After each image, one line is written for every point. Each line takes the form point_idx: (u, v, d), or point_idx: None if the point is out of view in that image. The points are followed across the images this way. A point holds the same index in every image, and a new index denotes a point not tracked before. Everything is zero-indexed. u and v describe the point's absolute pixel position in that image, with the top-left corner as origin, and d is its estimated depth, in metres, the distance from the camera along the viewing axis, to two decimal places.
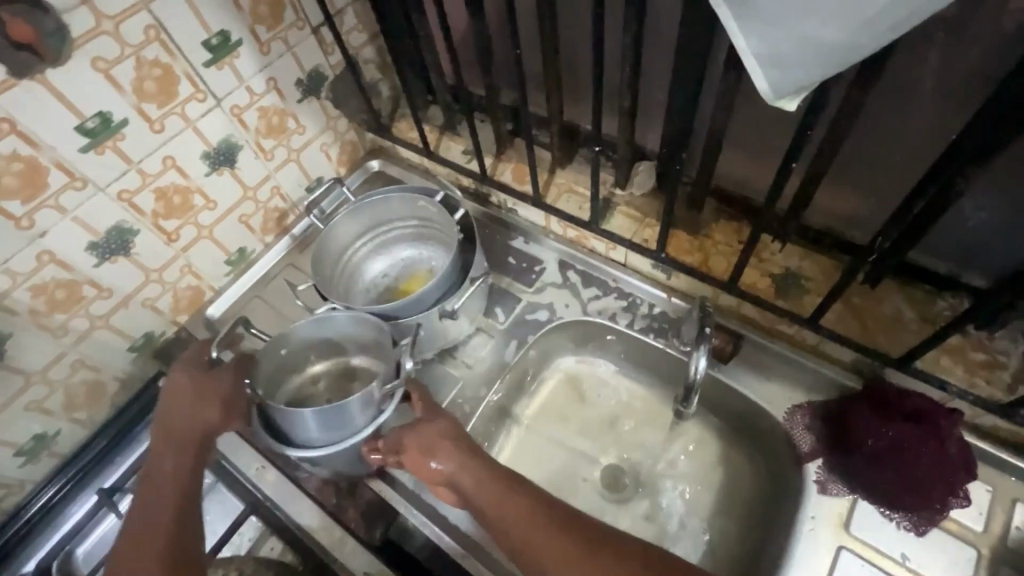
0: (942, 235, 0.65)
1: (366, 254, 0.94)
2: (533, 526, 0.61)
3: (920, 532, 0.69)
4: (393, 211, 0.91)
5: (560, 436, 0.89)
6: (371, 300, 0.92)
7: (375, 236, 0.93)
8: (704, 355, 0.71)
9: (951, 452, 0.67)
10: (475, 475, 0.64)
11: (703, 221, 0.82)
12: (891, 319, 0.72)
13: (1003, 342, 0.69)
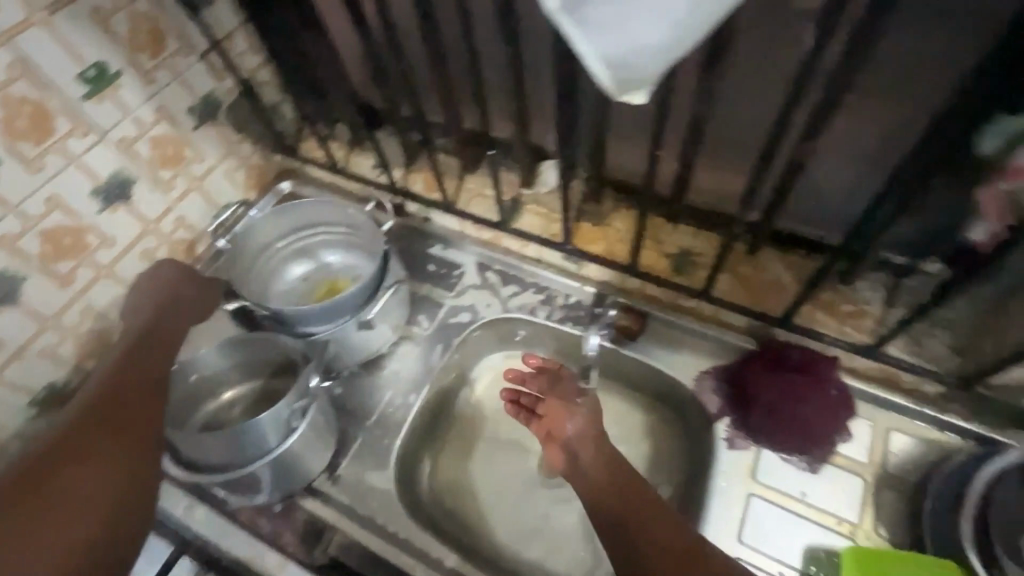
0: (805, 202, 0.69)
1: (289, 255, 0.91)
2: (618, 481, 0.58)
3: (815, 469, 0.71)
4: (321, 216, 0.88)
5: (493, 433, 0.85)
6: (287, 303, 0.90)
7: (300, 239, 0.91)
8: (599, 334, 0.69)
9: (832, 393, 0.71)
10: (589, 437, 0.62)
11: (603, 212, 0.87)
12: (773, 282, 0.77)
13: (869, 292, 0.73)
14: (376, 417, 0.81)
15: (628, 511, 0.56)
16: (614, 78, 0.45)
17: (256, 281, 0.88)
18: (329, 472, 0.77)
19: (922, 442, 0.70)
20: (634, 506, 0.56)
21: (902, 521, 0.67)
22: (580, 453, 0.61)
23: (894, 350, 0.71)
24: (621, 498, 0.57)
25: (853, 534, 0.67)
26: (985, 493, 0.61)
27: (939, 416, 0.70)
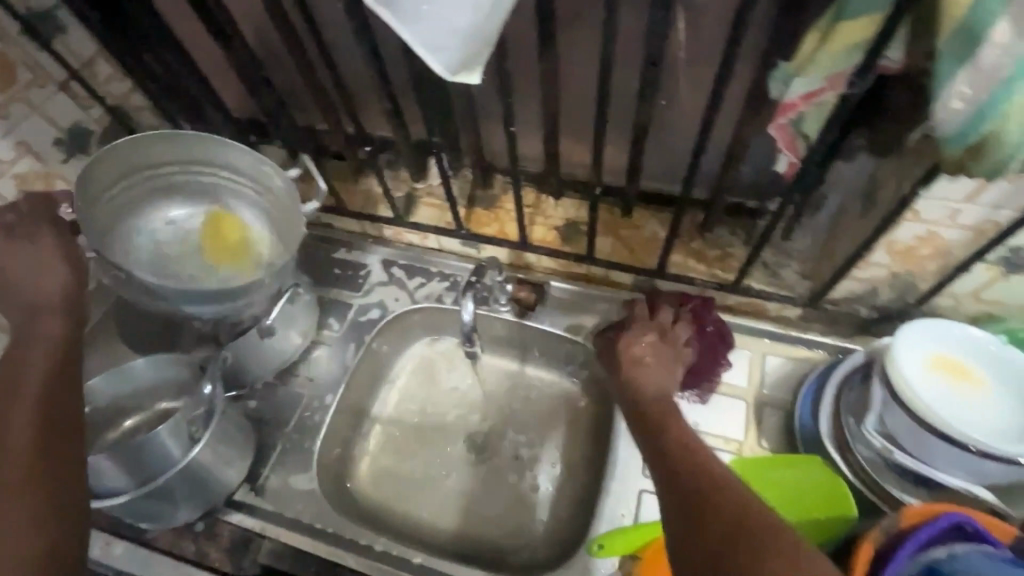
0: (654, 160, 0.79)
1: (190, 192, 0.77)
2: (671, 438, 0.60)
3: (704, 400, 0.78)
4: (239, 164, 0.75)
5: (416, 421, 0.87)
6: (155, 238, 0.75)
7: (211, 180, 0.77)
8: (468, 306, 0.76)
9: (708, 328, 0.77)
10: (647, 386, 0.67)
11: (493, 195, 0.91)
12: (649, 239, 0.84)
13: (731, 236, 0.81)
14: (293, 423, 0.81)
15: (675, 465, 0.56)
16: (442, 63, 0.49)
17: (141, 201, 0.75)
18: (251, 483, 0.77)
19: (792, 360, 0.79)
20: (688, 462, 0.56)
21: (781, 432, 0.75)
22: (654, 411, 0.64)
23: (755, 283, 0.80)
24: (670, 453, 0.58)
25: (740, 449, 0.75)
26: (836, 391, 0.70)
27: (801, 337, 0.80)
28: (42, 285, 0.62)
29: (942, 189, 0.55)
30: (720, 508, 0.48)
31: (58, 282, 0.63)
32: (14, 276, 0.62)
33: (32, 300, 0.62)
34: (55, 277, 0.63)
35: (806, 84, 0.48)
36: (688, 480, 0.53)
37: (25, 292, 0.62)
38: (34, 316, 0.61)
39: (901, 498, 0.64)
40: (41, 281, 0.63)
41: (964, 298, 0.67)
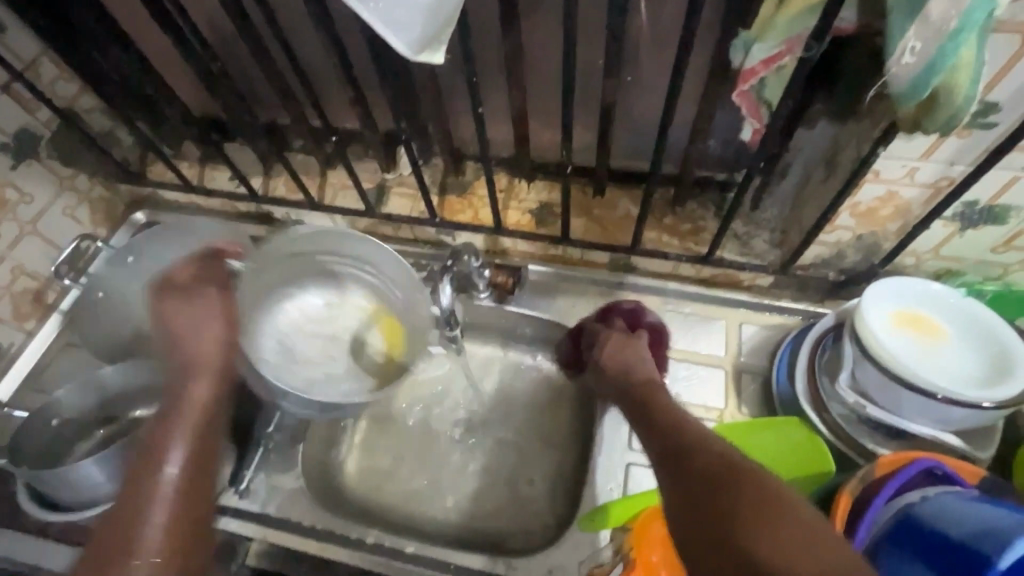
0: (623, 137, 0.81)
1: (341, 272, 0.83)
2: (659, 407, 0.61)
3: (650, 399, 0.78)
4: (402, 287, 0.80)
5: (401, 413, 0.87)
6: (292, 318, 0.81)
7: (359, 268, 0.82)
8: (448, 283, 0.75)
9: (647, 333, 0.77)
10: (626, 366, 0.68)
11: (465, 182, 0.90)
12: (622, 217, 0.85)
13: (700, 209, 0.83)
14: (275, 423, 0.78)
15: (665, 430, 0.57)
16: (406, 41, 0.49)
17: (285, 275, 0.81)
18: (234, 487, 0.75)
19: (766, 327, 0.81)
20: (674, 425, 0.57)
21: (760, 397, 0.77)
22: (627, 384, 0.66)
23: (728, 255, 0.81)
24: (660, 420, 0.59)
25: (720, 417, 0.76)
26: (810, 353, 0.72)
27: (775, 304, 0.82)
28: (200, 340, 0.64)
29: (898, 148, 0.56)
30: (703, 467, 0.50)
31: (215, 337, 0.65)
32: (182, 330, 0.64)
33: (193, 356, 0.63)
34: (208, 325, 0.65)
35: (766, 48, 0.49)
36: (675, 444, 0.54)
37: (182, 349, 0.64)
38: (189, 372, 0.63)
39: (877, 451, 0.66)
40: (201, 337, 0.64)
41: (925, 255, 0.69)
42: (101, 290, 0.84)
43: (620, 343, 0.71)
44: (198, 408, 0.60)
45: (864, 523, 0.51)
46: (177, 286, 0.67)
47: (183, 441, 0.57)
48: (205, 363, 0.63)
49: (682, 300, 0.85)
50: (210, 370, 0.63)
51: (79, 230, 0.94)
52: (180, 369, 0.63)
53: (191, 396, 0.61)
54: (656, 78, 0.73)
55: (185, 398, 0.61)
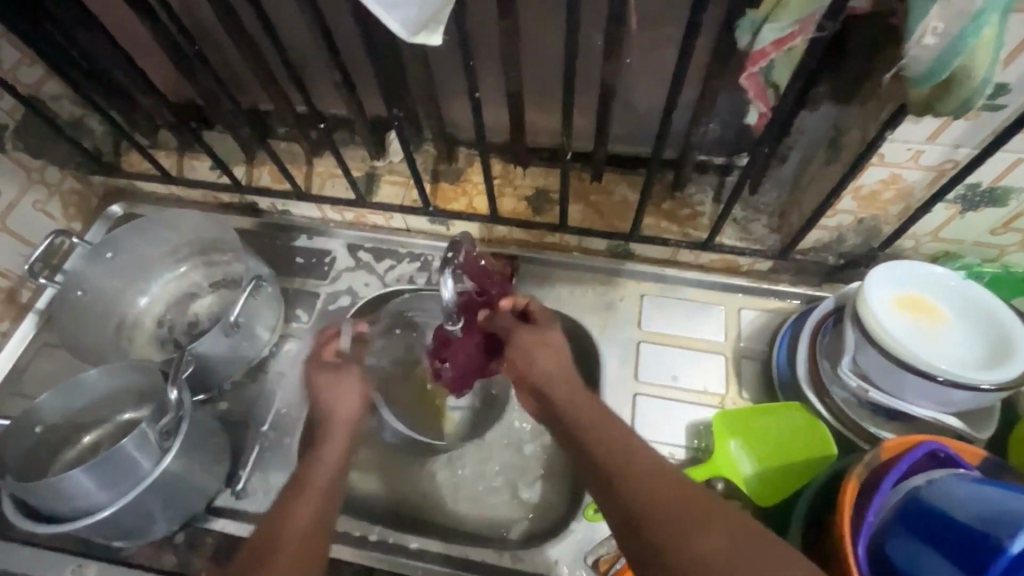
0: (621, 122, 0.79)
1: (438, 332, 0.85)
2: (587, 426, 0.56)
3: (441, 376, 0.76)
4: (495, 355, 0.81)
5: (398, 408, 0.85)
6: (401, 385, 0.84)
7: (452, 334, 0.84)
8: (450, 278, 0.67)
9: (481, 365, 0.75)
10: (547, 362, 0.65)
11: (458, 169, 0.88)
12: (619, 203, 0.84)
13: (699, 194, 0.82)
14: (270, 421, 0.78)
15: (602, 458, 0.52)
16: (402, 21, 0.46)
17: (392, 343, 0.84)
18: (231, 488, 0.73)
19: (765, 312, 0.81)
20: (612, 451, 0.52)
21: (760, 381, 0.77)
22: (546, 387, 0.63)
23: (727, 240, 0.79)
24: (594, 442, 0.54)
25: (721, 403, 0.76)
26: (811, 338, 0.72)
27: (773, 289, 0.81)
28: (341, 401, 0.70)
29: (905, 130, 0.56)
30: (663, 503, 0.45)
31: (355, 402, 0.70)
32: (328, 392, 0.70)
33: (331, 422, 0.69)
34: (350, 391, 0.70)
35: (777, 29, 0.47)
36: (620, 476, 0.49)
37: (323, 404, 0.70)
38: (326, 426, 0.68)
39: (879, 435, 0.66)
40: (338, 397, 0.70)
41: (924, 238, 0.69)
42: (80, 288, 0.80)
43: (553, 351, 0.66)
44: (335, 454, 0.66)
45: (872, 506, 0.52)
46: (327, 362, 0.73)
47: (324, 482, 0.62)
48: (342, 426, 0.68)
49: (680, 285, 0.84)
50: (341, 426, 0.68)
51: (52, 225, 0.90)
52: (323, 421, 0.69)
53: (331, 447, 0.66)
54: (656, 59, 0.71)
55: (325, 448, 0.66)
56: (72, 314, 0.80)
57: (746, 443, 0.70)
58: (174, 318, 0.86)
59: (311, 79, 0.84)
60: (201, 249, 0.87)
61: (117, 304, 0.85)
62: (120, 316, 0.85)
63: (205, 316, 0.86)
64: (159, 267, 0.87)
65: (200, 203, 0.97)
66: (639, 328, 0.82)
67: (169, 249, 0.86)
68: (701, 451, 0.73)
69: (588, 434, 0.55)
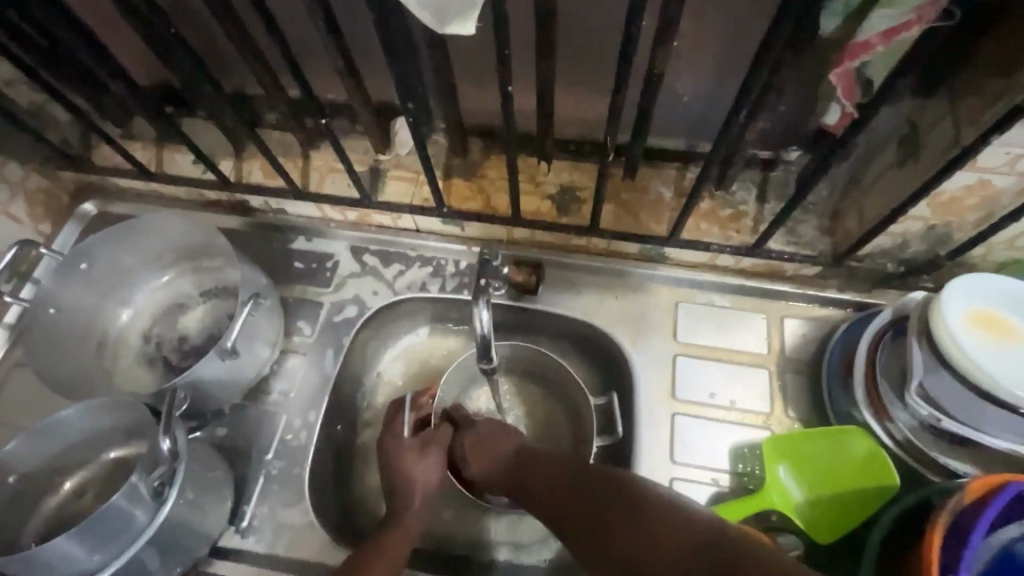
0: (662, 113, 0.71)
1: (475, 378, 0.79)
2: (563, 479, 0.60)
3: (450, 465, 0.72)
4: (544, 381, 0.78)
5: None
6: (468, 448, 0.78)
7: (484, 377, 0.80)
8: (485, 307, 0.65)
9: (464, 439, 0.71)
10: (495, 460, 0.67)
11: (473, 163, 0.79)
12: (655, 202, 0.76)
13: (742, 192, 0.74)
14: (274, 449, 0.71)
15: (585, 516, 0.55)
16: (433, 13, 0.39)
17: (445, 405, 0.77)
18: (235, 526, 0.67)
19: (813, 322, 0.74)
20: (599, 509, 0.55)
21: (807, 397, 0.71)
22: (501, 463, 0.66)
23: (774, 244, 0.72)
24: (578, 488, 0.58)
25: (768, 423, 0.70)
26: (869, 355, 0.65)
27: (820, 295, 0.74)
28: (421, 474, 0.67)
29: (1008, 133, 0.49)
30: (635, 541, 0.50)
31: (435, 472, 0.68)
32: (409, 471, 0.67)
33: (410, 494, 0.66)
34: (428, 466, 0.68)
35: (890, 17, 0.43)
36: (602, 533, 0.52)
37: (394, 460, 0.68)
38: (406, 497, 0.66)
39: (949, 466, 0.61)
40: (419, 464, 0.68)
41: (998, 246, 0.63)
42: (53, 305, 0.71)
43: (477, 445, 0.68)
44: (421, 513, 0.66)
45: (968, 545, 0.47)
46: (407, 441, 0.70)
47: (410, 527, 0.64)
48: (421, 499, 0.66)
49: (718, 292, 0.77)
50: (424, 494, 0.67)
51: (17, 228, 0.80)
52: (401, 490, 0.67)
53: (406, 514, 0.65)
54: (706, 42, 0.62)
55: (406, 513, 0.65)
56: (44, 337, 0.71)
57: (796, 469, 0.65)
58: (162, 333, 0.78)
59: (309, 61, 0.74)
60: (188, 256, 0.78)
61: (95, 319, 0.76)
62: (100, 333, 0.76)
63: (195, 330, 0.77)
64: (139, 275, 0.78)
65: (182, 201, 0.86)
66: (676, 340, 0.75)
67: (152, 256, 0.77)
68: (746, 476, 0.68)
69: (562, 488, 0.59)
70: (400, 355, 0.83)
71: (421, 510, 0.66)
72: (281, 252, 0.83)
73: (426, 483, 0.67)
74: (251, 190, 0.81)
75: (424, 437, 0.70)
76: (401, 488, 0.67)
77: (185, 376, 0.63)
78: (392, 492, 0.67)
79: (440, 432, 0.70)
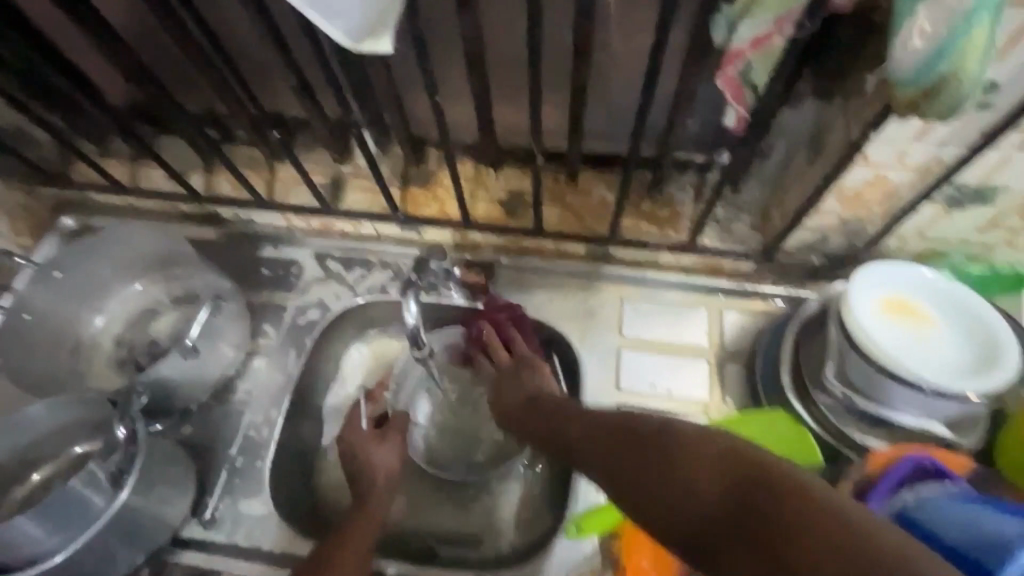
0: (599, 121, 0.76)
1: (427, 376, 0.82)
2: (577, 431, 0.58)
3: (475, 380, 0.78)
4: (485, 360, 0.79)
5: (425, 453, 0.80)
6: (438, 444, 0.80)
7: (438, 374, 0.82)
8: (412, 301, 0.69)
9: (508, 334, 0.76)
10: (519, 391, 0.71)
11: (428, 172, 0.84)
12: (598, 204, 0.81)
13: (678, 193, 0.79)
14: (237, 444, 0.75)
15: (603, 442, 0.54)
16: (346, 29, 0.43)
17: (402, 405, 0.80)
18: (198, 518, 0.70)
19: (750, 314, 0.78)
20: (607, 442, 0.54)
21: (744, 386, 0.75)
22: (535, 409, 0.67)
23: (708, 241, 0.77)
24: (604, 435, 0.54)
25: (707, 410, 0.74)
26: (794, 342, 0.69)
27: (755, 290, 0.78)
28: (380, 460, 0.71)
29: (891, 129, 0.53)
30: (666, 463, 0.47)
31: (394, 457, 0.72)
32: (370, 458, 0.71)
33: (372, 479, 0.69)
34: (387, 452, 0.72)
35: (753, 26, 0.47)
36: (619, 456, 0.51)
37: (355, 453, 0.71)
38: (368, 481, 0.69)
39: (865, 443, 0.64)
40: (377, 453, 0.71)
41: (909, 236, 0.67)
42: (28, 311, 0.76)
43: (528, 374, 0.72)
44: (384, 495, 0.69)
45: None
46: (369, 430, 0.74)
47: (376, 505, 0.67)
48: (384, 483, 0.69)
49: (662, 288, 0.81)
50: (385, 473, 0.70)
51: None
52: (363, 476, 0.70)
53: (369, 499, 0.67)
54: (628, 54, 0.68)
55: (372, 497, 0.68)
56: (19, 341, 0.75)
57: None
58: (134, 339, 0.82)
59: (269, 81, 0.79)
60: (160, 264, 0.82)
61: (68, 325, 0.80)
62: (75, 338, 0.80)
63: (166, 335, 0.81)
64: (113, 283, 0.82)
65: (156, 214, 0.91)
66: (621, 333, 0.79)
67: (126, 264, 0.81)
68: None
69: (591, 434, 0.56)
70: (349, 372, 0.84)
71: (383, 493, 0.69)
72: (250, 259, 0.87)
73: (386, 467, 0.71)
74: (220, 201, 0.86)
75: (383, 427, 0.74)
76: (364, 475, 0.70)
77: (154, 371, 0.68)
78: (355, 477, 0.70)
79: (397, 420, 0.75)
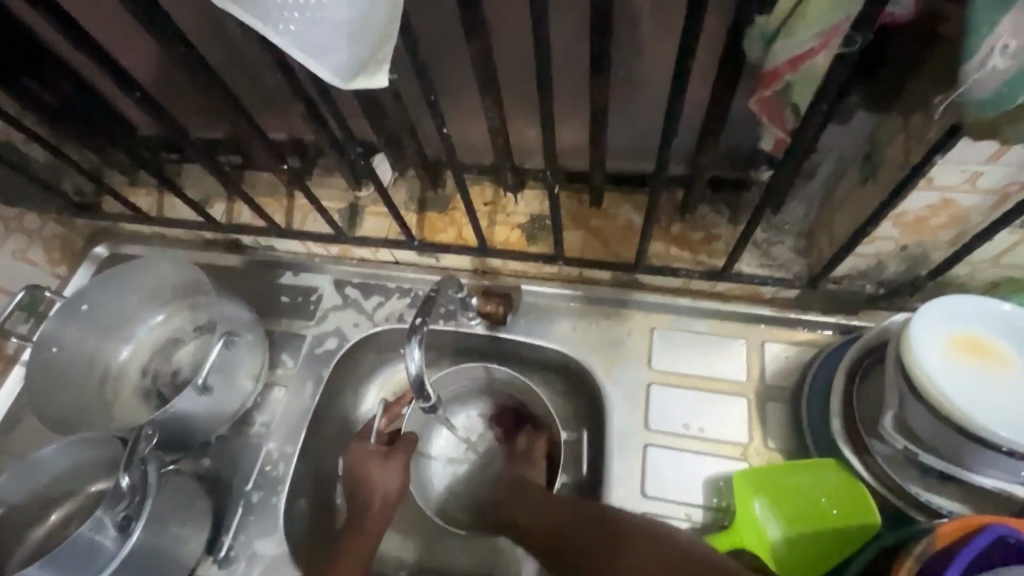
0: (623, 139, 0.71)
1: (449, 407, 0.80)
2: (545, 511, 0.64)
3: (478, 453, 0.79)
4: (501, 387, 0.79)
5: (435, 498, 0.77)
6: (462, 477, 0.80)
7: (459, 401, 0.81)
8: (417, 344, 0.65)
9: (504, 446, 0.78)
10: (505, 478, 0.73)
11: (446, 196, 0.81)
12: (624, 227, 0.75)
13: (713, 215, 0.72)
14: (253, 480, 0.74)
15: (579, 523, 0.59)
16: (334, 69, 0.43)
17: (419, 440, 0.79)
18: (213, 556, 0.69)
19: (793, 346, 0.71)
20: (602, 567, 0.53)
21: (788, 428, 0.68)
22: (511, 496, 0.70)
23: (746, 267, 0.70)
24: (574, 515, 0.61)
25: (745, 454, 0.67)
26: (846, 382, 0.62)
27: (801, 319, 0.71)
28: (381, 482, 0.69)
29: (960, 150, 0.46)
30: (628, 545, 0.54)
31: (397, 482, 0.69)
32: (370, 476, 0.69)
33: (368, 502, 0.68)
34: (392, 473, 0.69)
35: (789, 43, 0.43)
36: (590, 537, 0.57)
37: (360, 484, 0.69)
38: (363, 507, 0.68)
39: (931, 503, 0.57)
40: (381, 477, 0.69)
41: (981, 264, 0.59)
42: (55, 344, 0.76)
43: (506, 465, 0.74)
44: (378, 523, 0.67)
45: None
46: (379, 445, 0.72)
47: (375, 525, 0.67)
48: (380, 510, 0.67)
49: (696, 317, 0.74)
50: (381, 508, 0.68)
51: (34, 273, 0.87)
52: (360, 500, 0.68)
53: (372, 528, 0.67)
54: (653, 72, 0.62)
55: (362, 526, 0.66)
56: (48, 374, 0.76)
57: (772, 503, 0.62)
58: (159, 368, 0.82)
59: (285, 109, 0.78)
60: (180, 295, 0.83)
61: (97, 356, 0.81)
62: (102, 369, 0.81)
63: (188, 365, 0.81)
64: (138, 313, 0.83)
65: (182, 241, 0.92)
66: (650, 367, 0.73)
67: (149, 296, 0.82)
68: (720, 511, 0.66)
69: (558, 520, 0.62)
70: (364, 422, 0.84)
71: (388, 506, 0.68)
72: (270, 287, 0.86)
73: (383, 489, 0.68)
74: (241, 230, 0.86)
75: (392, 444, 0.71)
76: (359, 500, 0.68)
77: (169, 409, 0.67)
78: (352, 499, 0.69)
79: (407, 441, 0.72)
